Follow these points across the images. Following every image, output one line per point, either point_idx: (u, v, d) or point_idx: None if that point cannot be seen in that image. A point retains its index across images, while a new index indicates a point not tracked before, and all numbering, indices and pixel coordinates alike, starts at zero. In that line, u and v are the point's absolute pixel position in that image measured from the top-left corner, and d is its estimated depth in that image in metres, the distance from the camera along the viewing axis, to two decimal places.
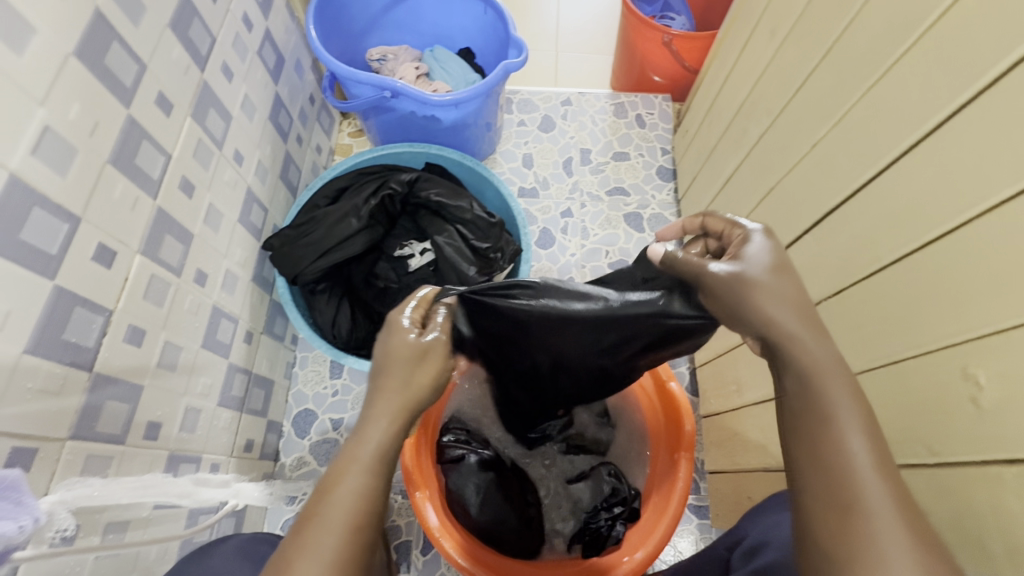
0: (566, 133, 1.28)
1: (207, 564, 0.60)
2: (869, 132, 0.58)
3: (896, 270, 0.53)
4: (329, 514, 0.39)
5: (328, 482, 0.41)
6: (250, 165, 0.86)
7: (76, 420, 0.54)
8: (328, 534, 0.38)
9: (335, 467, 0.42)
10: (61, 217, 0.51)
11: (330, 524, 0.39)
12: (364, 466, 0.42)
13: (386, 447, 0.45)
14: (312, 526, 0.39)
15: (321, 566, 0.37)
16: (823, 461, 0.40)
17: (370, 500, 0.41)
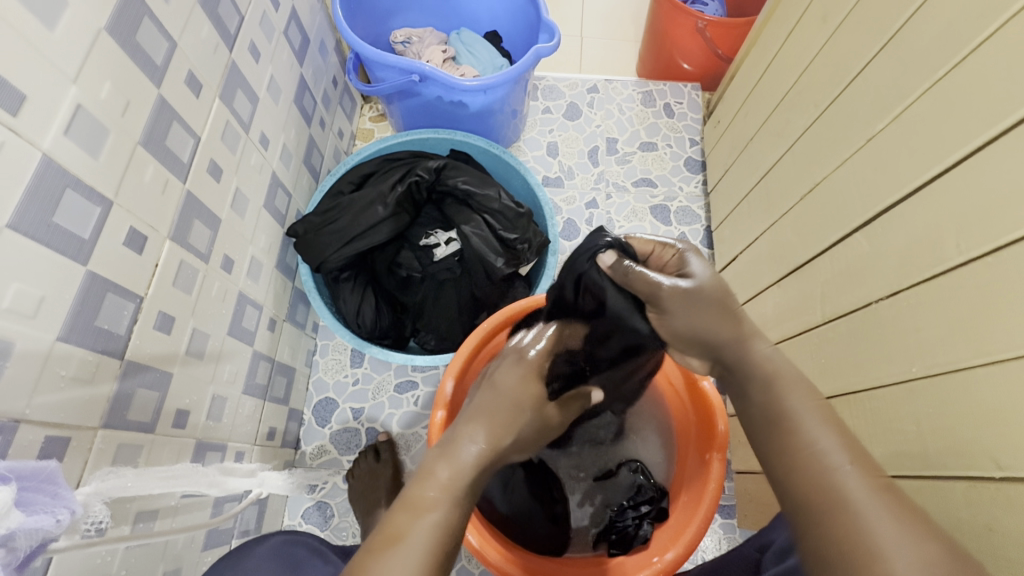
0: (592, 122, 1.25)
1: (245, 564, 0.63)
2: (934, 127, 0.56)
3: (963, 273, 0.51)
4: (412, 529, 0.44)
5: (409, 499, 0.47)
6: (276, 149, 0.84)
7: (108, 409, 0.52)
8: (407, 547, 0.42)
9: (417, 482, 0.49)
10: (94, 200, 0.50)
11: (409, 538, 0.43)
12: (444, 486, 0.48)
13: (461, 469, 0.50)
14: (395, 540, 0.43)
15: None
16: (812, 481, 0.44)
17: (447, 529, 0.45)
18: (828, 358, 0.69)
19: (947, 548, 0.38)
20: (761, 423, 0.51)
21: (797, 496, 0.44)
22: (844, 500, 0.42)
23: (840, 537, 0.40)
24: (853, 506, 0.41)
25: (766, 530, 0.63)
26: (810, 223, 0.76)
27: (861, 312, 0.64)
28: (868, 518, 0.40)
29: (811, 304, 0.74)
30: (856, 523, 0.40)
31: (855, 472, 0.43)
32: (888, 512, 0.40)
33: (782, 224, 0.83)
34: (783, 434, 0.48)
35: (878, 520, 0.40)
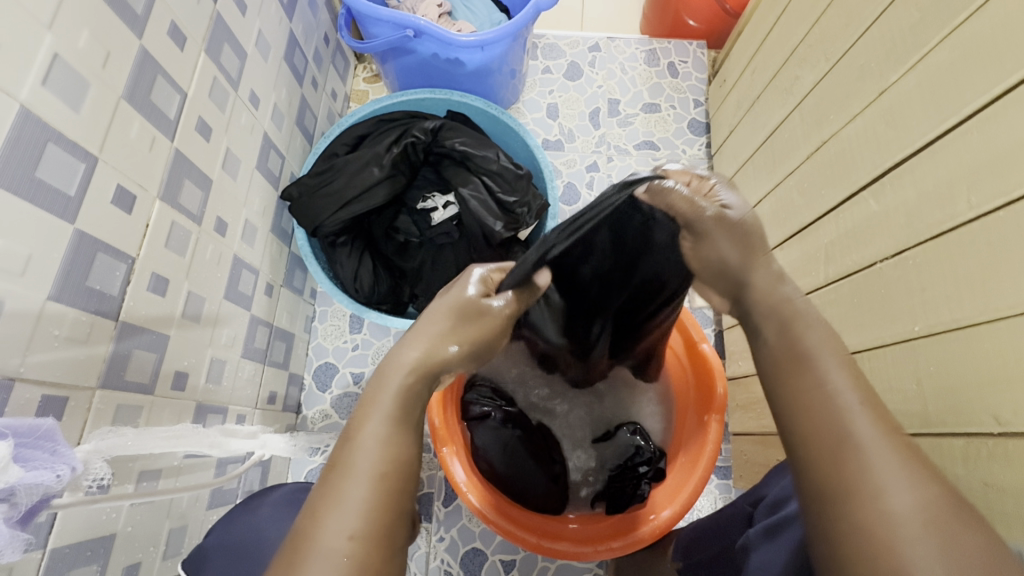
0: (593, 82, 1.21)
1: (257, 512, 0.64)
2: (950, 77, 0.53)
3: (971, 230, 0.49)
4: (359, 465, 0.41)
5: (357, 432, 0.44)
6: (266, 109, 0.81)
7: (106, 369, 0.52)
8: (359, 482, 0.41)
9: (359, 416, 0.45)
10: (78, 155, 0.48)
11: (357, 472, 0.41)
12: (387, 413, 0.45)
13: (408, 393, 0.47)
14: (346, 475, 0.41)
15: (353, 512, 0.39)
16: (822, 425, 0.42)
17: (394, 448, 0.43)
18: (830, 318, 0.69)
19: (950, 497, 0.37)
20: (774, 368, 0.47)
21: (798, 442, 0.42)
22: (857, 443, 0.40)
23: (839, 487, 0.39)
24: (868, 457, 0.39)
25: (762, 487, 0.63)
26: (819, 182, 0.73)
27: (865, 272, 0.63)
28: (878, 471, 0.38)
29: (814, 266, 0.73)
30: (866, 476, 0.38)
31: (868, 420, 0.41)
32: (899, 457, 0.39)
33: (788, 184, 0.81)
34: (799, 381, 0.45)
35: (888, 471, 0.38)
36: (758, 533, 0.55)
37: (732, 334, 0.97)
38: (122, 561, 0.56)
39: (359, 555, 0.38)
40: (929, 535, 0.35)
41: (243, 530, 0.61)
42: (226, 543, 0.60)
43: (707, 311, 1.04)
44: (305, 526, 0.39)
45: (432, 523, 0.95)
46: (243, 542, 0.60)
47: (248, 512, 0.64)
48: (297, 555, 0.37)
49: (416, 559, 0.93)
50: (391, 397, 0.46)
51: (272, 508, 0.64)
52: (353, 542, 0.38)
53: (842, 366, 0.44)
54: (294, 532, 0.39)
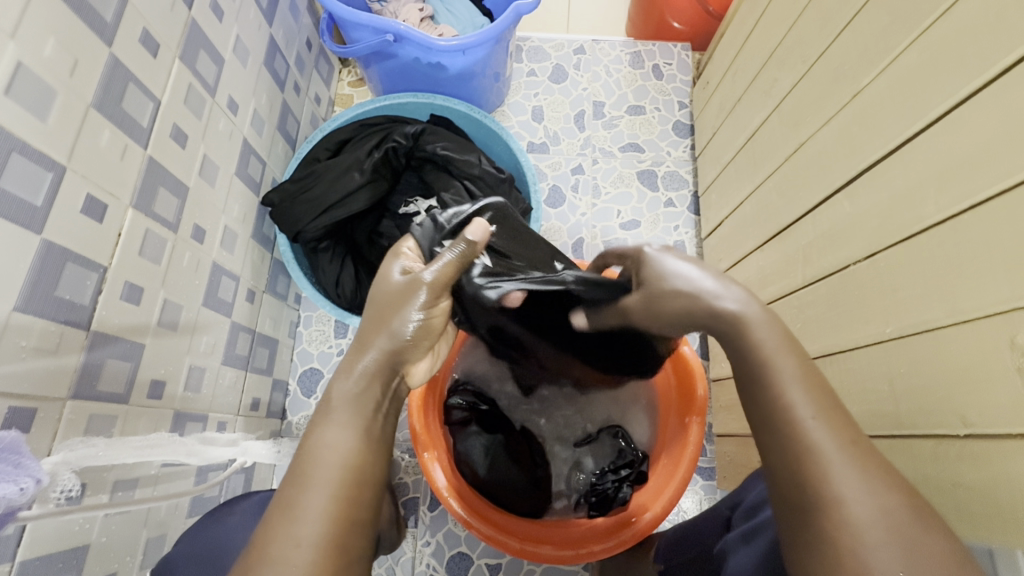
0: (578, 85, 1.21)
1: (233, 519, 0.64)
2: (921, 79, 0.53)
3: (940, 232, 0.50)
4: (314, 474, 0.42)
5: (310, 442, 0.44)
6: (246, 115, 0.81)
7: (77, 379, 0.52)
8: (316, 489, 0.41)
9: (314, 426, 0.45)
10: (44, 165, 0.48)
11: (313, 482, 0.41)
12: (342, 420, 0.45)
13: (359, 398, 0.47)
14: (300, 484, 0.41)
15: (309, 521, 0.39)
16: (784, 436, 0.42)
17: (347, 454, 0.43)
18: (808, 320, 0.69)
19: (912, 505, 0.37)
20: (739, 368, 0.47)
21: (768, 452, 0.43)
22: (817, 455, 0.40)
23: (809, 499, 0.39)
24: (825, 466, 0.39)
25: (740, 489, 0.63)
26: (796, 184, 0.73)
27: (841, 274, 0.63)
28: (848, 485, 0.38)
29: (792, 267, 0.73)
30: (833, 488, 0.38)
31: (837, 432, 0.41)
32: (855, 465, 0.39)
33: (767, 187, 0.81)
34: (757, 384, 0.45)
35: (854, 484, 0.38)
36: (737, 537, 0.55)
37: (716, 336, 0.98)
38: (97, 572, 0.56)
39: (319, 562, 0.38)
40: (891, 548, 0.35)
41: (217, 536, 0.62)
42: (197, 552, 0.60)
43: None
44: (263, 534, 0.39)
45: (419, 528, 0.95)
46: (219, 550, 0.60)
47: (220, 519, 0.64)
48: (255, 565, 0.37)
49: (401, 564, 0.93)
50: (342, 404, 0.46)
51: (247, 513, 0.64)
52: (310, 546, 0.38)
53: (801, 369, 0.44)
54: (253, 540, 0.39)
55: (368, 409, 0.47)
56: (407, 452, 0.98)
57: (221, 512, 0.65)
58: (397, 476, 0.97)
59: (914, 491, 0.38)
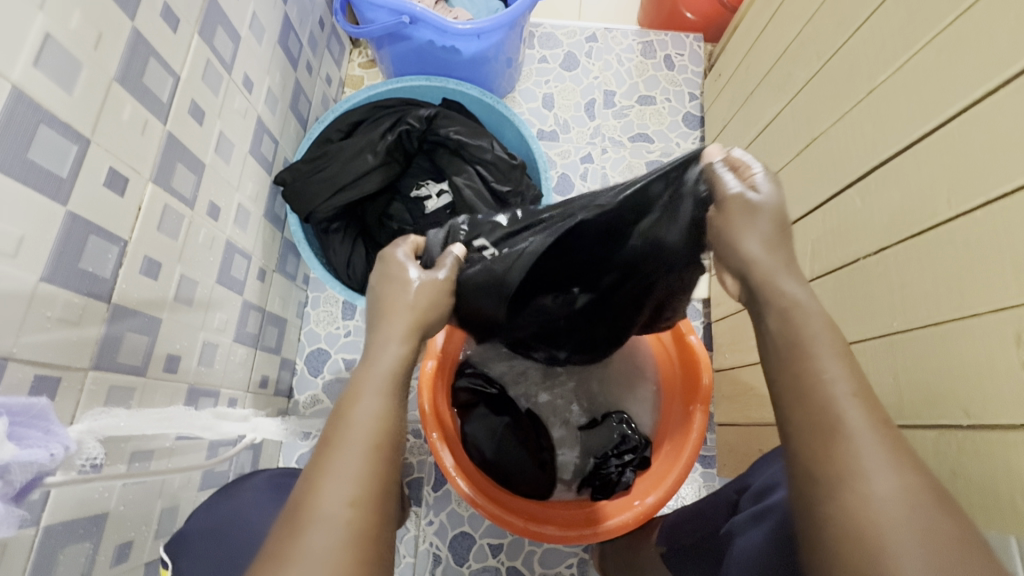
0: (590, 73, 1.21)
1: (240, 496, 0.65)
2: (936, 78, 0.54)
3: (951, 230, 0.51)
4: (350, 438, 0.42)
5: (346, 408, 0.44)
6: (260, 93, 0.81)
7: (98, 350, 0.53)
8: (349, 454, 0.41)
9: (351, 394, 0.45)
10: (70, 137, 0.48)
11: (349, 446, 0.42)
12: (378, 390, 0.46)
13: (396, 373, 0.48)
14: (335, 448, 0.42)
15: (346, 481, 0.40)
16: (816, 411, 0.42)
17: (383, 421, 0.44)
18: None
19: (932, 487, 0.38)
20: (771, 348, 0.48)
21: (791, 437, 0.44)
22: (845, 431, 0.41)
23: (831, 476, 0.40)
24: (854, 443, 0.40)
25: (745, 475, 0.65)
26: (807, 179, 0.74)
27: (849, 268, 0.64)
28: (865, 464, 0.39)
29: (800, 261, 0.74)
30: (851, 467, 0.39)
31: (864, 417, 0.41)
32: (883, 444, 0.40)
33: (777, 180, 0.82)
34: (792, 361, 0.45)
35: (875, 464, 0.39)
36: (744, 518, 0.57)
37: (720, 327, 0.99)
38: (115, 539, 0.57)
39: (356, 522, 0.39)
40: (912, 526, 0.36)
41: (231, 510, 0.63)
42: (209, 526, 0.61)
43: (696, 303, 1.07)
44: (303, 493, 0.40)
45: (422, 507, 0.96)
46: (227, 523, 0.61)
47: (230, 495, 0.65)
48: (296, 524, 0.38)
49: (405, 542, 0.95)
50: (377, 377, 0.47)
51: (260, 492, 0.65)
52: (348, 507, 0.39)
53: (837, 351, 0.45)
54: (291, 502, 0.40)
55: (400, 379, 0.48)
56: (412, 434, 1.00)
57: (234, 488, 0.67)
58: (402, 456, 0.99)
59: (932, 476, 0.39)
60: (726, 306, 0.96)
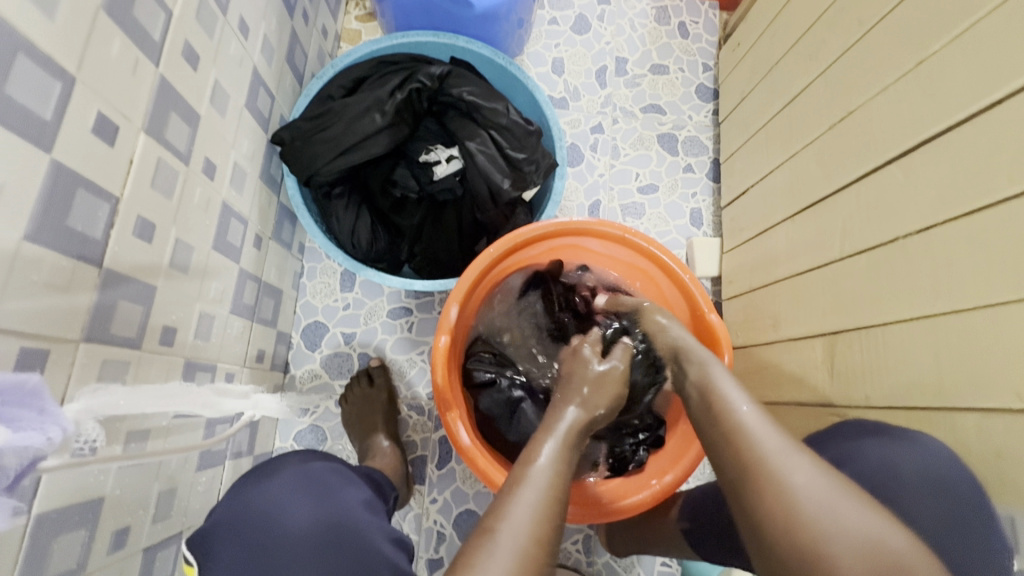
0: (601, 37, 1.15)
1: (276, 478, 0.61)
2: (1000, 46, 0.51)
3: (1011, 205, 0.49)
4: (533, 470, 0.50)
5: (529, 453, 0.53)
6: (256, 40, 0.73)
7: (89, 321, 0.47)
8: (534, 481, 0.49)
9: (532, 442, 0.55)
10: (52, 72, 0.41)
11: (535, 472, 0.50)
12: (555, 435, 0.55)
13: (574, 425, 0.57)
14: (520, 475, 0.50)
15: (530, 503, 0.47)
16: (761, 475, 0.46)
17: (562, 464, 0.52)
18: (843, 293, 0.69)
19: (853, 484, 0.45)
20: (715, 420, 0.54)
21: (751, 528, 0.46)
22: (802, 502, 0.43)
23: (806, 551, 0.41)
24: (819, 513, 0.42)
25: None
26: (840, 154, 0.72)
27: (887, 247, 0.62)
28: (842, 514, 0.42)
29: (828, 239, 0.72)
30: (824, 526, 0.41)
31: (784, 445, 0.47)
32: (850, 497, 0.43)
33: (805, 155, 0.79)
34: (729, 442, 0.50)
35: (844, 509, 0.42)
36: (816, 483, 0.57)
37: (731, 306, 0.98)
38: (111, 525, 0.52)
39: (540, 523, 0.46)
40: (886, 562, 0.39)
41: (261, 502, 0.58)
42: (239, 522, 0.57)
43: (706, 281, 1.06)
44: (491, 513, 0.47)
45: (425, 485, 0.94)
46: (265, 520, 0.57)
47: (266, 479, 0.61)
48: (490, 526, 0.46)
49: (408, 521, 0.93)
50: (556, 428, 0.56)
51: (310, 472, 0.63)
52: (531, 532, 0.45)
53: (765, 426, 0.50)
54: (481, 520, 0.47)
55: (574, 446, 0.55)
56: (416, 409, 0.97)
57: (263, 475, 0.62)
58: (405, 433, 0.96)
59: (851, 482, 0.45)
60: (739, 283, 0.95)
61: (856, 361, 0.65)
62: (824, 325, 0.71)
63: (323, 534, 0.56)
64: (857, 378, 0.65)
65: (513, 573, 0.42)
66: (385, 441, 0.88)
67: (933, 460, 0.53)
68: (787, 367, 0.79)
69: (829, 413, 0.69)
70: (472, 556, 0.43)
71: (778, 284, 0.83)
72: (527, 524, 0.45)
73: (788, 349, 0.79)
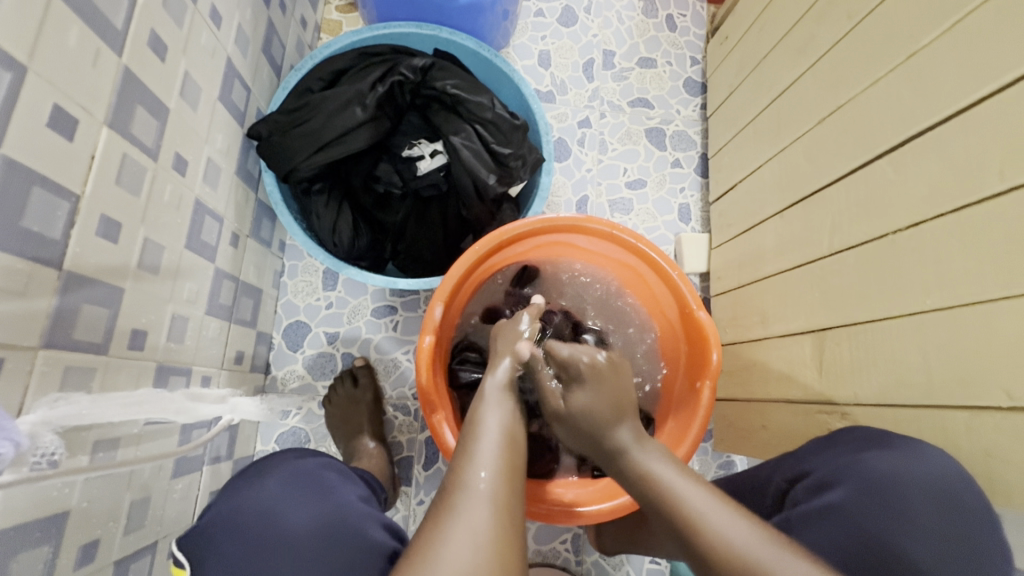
0: (589, 30, 1.13)
1: (266, 478, 0.59)
2: (991, 40, 0.50)
3: (1001, 202, 0.48)
4: (482, 437, 0.51)
5: (476, 419, 0.54)
6: (229, 30, 0.70)
7: (49, 327, 0.44)
8: (484, 445, 0.50)
9: (478, 407, 0.55)
10: (2, 62, 0.38)
11: (483, 438, 0.51)
12: (496, 399, 0.56)
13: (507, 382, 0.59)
14: (470, 444, 0.51)
15: (483, 469, 0.47)
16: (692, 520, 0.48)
17: (508, 426, 0.53)
18: (831, 290, 0.68)
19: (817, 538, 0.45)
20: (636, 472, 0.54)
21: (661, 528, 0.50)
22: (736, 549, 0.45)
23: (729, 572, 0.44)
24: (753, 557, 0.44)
25: (787, 456, 0.62)
26: (829, 149, 0.71)
27: (876, 243, 0.62)
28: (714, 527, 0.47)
29: (818, 235, 0.71)
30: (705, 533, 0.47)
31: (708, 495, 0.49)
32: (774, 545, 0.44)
33: (793, 151, 0.79)
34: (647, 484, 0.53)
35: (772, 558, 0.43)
36: (806, 486, 0.57)
37: (720, 302, 0.97)
38: (79, 539, 0.50)
39: (495, 485, 0.46)
40: None
41: (253, 499, 0.56)
42: (233, 520, 0.54)
43: (694, 277, 1.05)
44: (448, 480, 0.48)
45: (411, 487, 0.92)
46: (259, 515, 0.54)
47: (255, 479, 0.59)
48: (447, 497, 0.46)
49: (394, 523, 0.91)
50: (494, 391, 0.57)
51: (305, 470, 0.61)
52: (492, 483, 0.46)
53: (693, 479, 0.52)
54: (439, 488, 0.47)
55: (513, 398, 0.58)
56: (402, 409, 0.95)
57: (256, 476, 0.59)
58: (390, 434, 0.94)
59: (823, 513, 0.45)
60: (728, 280, 0.95)
61: (844, 359, 0.65)
62: (812, 322, 0.71)
63: (321, 533, 0.54)
64: (846, 376, 0.65)
65: (482, 525, 0.43)
66: (370, 442, 0.86)
67: (922, 459, 0.52)
68: (776, 364, 0.78)
69: (817, 410, 0.69)
70: (439, 519, 0.44)
71: (766, 280, 0.83)
72: (483, 486, 0.46)
73: (776, 347, 0.78)
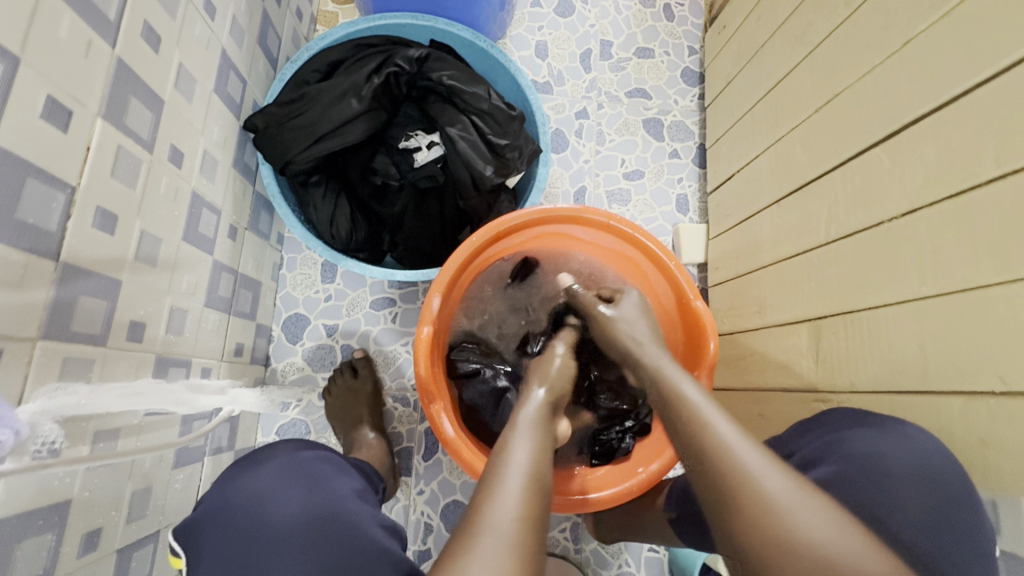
0: (586, 20, 1.13)
1: (264, 467, 0.60)
2: (986, 25, 0.50)
3: (993, 189, 0.48)
4: (508, 463, 0.48)
5: (503, 447, 0.51)
6: (224, 21, 0.70)
7: (47, 317, 0.45)
8: (511, 477, 0.46)
9: (504, 438, 0.52)
10: None
11: (512, 466, 0.48)
12: (525, 427, 0.53)
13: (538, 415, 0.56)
14: (496, 475, 0.47)
15: (508, 501, 0.44)
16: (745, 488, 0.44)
17: (537, 453, 0.50)
18: (827, 279, 0.68)
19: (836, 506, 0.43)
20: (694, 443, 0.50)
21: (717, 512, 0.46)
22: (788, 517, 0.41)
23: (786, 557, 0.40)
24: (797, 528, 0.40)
25: (782, 443, 0.63)
26: (825, 137, 0.71)
27: (872, 231, 0.62)
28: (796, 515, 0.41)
29: (814, 224, 0.71)
30: (783, 529, 0.41)
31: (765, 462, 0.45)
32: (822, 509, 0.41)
33: (790, 140, 0.79)
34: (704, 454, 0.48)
35: (810, 519, 0.41)
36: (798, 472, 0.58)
37: (717, 292, 0.98)
38: (81, 528, 0.51)
39: (523, 520, 0.43)
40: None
41: (243, 494, 0.56)
42: (226, 516, 0.55)
43: (692, 268, 1.05)
44: (471, 514, 0.44)
45: (412, 477, 0.93)
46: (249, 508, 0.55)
47: (253, 468, 0.60)
48: (470, 532, 0.42)
49: (394, 512, 0.92)
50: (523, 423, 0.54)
51: (299, 463, 0.61)
52: (516, 523, 0.42)
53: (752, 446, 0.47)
54: (462, 520, 0.44)
55: (540, 426, 0.54)
56: (401, 401, 0.95)
57: (248, 467, 0.60)
58: (391, 425, 0.95)
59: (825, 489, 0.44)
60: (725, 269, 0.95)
61: (840, 347, 0.65)
62: (809, 311, 0.71)
63: (312, 525, 0.54)
64: (841, 364, 0.65)
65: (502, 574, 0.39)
66: (370, 433, 0.87)
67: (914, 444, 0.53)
68: (773, 354, 0.78)
69: (813, 398, 0.69)
70: (458, 553, 0.40)
71: (764, 270, 0.83)
72: (508, 521, 0.42)
73: (772, 335, 0.79)
